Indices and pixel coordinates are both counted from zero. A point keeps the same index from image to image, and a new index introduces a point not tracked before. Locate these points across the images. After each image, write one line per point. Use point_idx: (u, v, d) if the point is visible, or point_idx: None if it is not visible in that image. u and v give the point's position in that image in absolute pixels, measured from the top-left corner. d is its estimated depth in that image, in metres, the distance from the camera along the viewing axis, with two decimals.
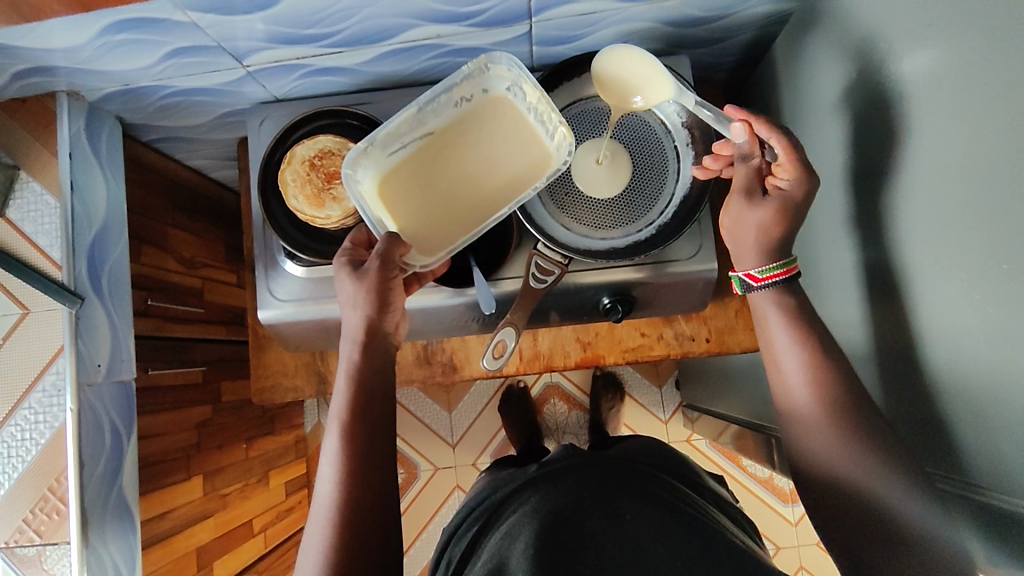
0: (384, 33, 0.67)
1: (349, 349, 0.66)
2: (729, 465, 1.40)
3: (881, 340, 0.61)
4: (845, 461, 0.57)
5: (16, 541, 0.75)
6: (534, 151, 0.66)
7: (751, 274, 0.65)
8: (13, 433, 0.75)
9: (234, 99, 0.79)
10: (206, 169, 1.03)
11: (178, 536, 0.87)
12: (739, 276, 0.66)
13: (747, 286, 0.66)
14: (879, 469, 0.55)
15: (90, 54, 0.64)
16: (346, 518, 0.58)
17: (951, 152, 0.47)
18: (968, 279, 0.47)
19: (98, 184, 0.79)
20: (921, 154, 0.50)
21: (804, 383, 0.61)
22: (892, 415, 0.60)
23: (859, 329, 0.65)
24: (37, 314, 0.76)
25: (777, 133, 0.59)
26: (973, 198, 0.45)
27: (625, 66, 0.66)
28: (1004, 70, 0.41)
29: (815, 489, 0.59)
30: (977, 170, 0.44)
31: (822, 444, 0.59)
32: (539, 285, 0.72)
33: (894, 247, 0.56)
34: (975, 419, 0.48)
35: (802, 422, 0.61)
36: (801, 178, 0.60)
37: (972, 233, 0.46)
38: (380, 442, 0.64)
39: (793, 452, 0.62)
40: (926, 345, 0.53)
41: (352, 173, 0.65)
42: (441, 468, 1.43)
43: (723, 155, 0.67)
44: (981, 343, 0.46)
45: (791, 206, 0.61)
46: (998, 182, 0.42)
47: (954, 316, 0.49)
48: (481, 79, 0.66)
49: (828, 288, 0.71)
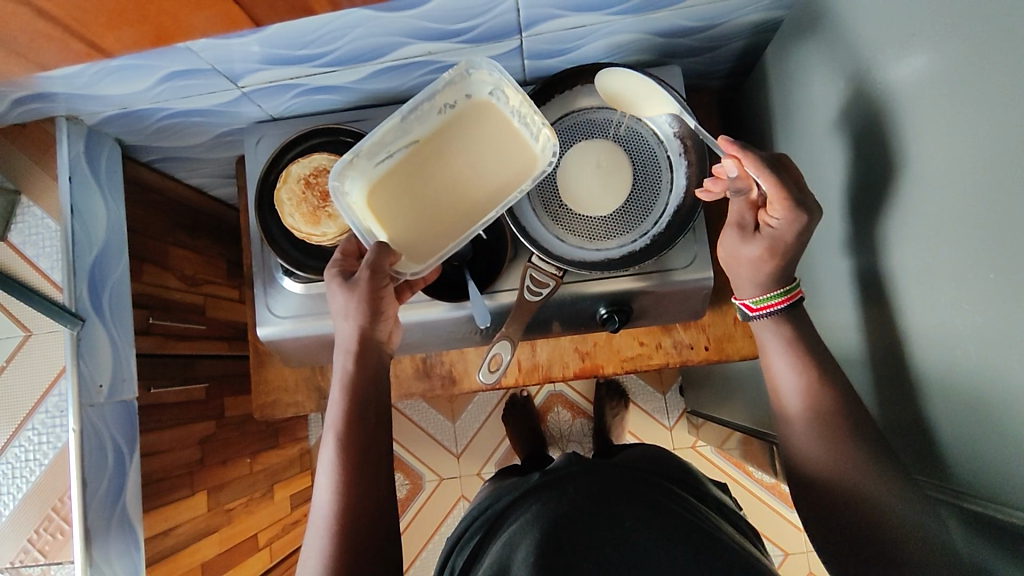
0: (375, 51, 0.68)
1: (343, 360, 0.66)
2: (735, 472, 1.39)
3: (876, 348, 0.60)
4: (840, 465, 0.57)
5: (21, 561, 0.75)
6: (519, 154, 0.67)
7: (746, 303, 0.66)
8: (17, 453, 0.76)
9: (232, 118, 0.80)
10: (206, 188, 1.04)
11: (183, 552, 0.87)
12: (737, 305, 0.67)
13: (745, 314, 0.67)
14: (872, 472, 0.55)
15: (87, 80, 0.66)
16: (345, 528, 0.59)
17: (937, 158, 0.47)
18: (956, 286, 0.46)
19: (98, 208, 0.81)
20: (910, 161, 0.51)
21: (802, 389, 0.61)
22: (889, 422, 0.60)
23: (853, 336, 0.65)
24: (39, 336, 0.77)
25: (765, 174, 0.57)
26: (959, 204, 0.45)
27: (622, 86, 0.68)
28: (984, 77, 0.41)
29: (811, 493, 0.59)
30: (958, 176, 0.44)
31: (818, 448, 0.59)
32: (533, 297, 0.73)
33: (886, 253, 0.56)
34: (965, 425, 0.48)
35: (799, 428, 0.61)
36: (791, 217, 0.58)
37: (959, 240, 0.45)
38: (377, 450, 0.64)
39: (789, 457, 0.62)
40: (919, 352, 0.53)
41: (339, 184, 0.66)
42: (446, 478, 1.43)
43: (722, 179, 0.64)
44: (968, 349, 0.46)
45: (780, 244, 0.60)
46: (982, 187, 0.42)
47: (944, 322, 0.49)
48: (463, 85, 0.67)
49: (823, 296, 0.71)
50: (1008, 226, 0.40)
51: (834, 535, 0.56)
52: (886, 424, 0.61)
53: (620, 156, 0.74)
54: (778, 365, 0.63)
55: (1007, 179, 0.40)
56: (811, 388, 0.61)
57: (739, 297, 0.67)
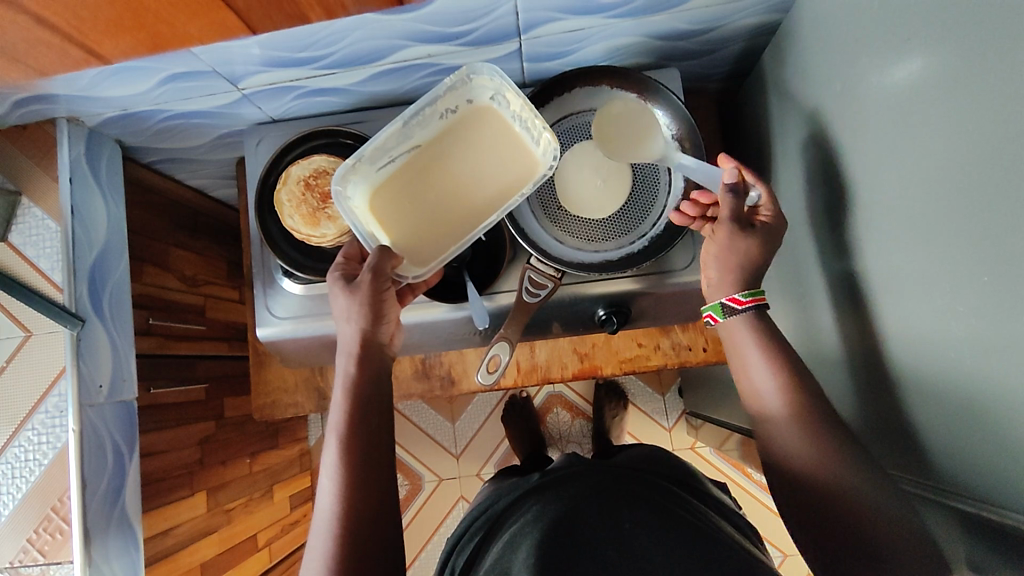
0: (374, 54, 0.68)
1: (345, 362, 0.67)
2: (733, 473, 1.40)
3: (859, 351, 0.61)
4: (813, 460, 0.56)
5: (20, 561, 0.76)
6: (520, 157, 0.68)
7: (735, 297, 0.64)
8: (17, 454, 0.76)
9: (232, 120, 0.81)
10: (207, 189, 1.05)
11: (182, 552, 0.87)
12: (722, 301, 0.65)
13: (728, 311, 0.65)
14: (853, 471, 0.54)
15: (87, 82, 0.66)
16: (348, 529, 0.59)
17: (919, 163, 0.47)
18: (940, 293, 0.47)
19: (99, 209, 0.81)
20: (893, 166, 0.51)
21: (784, 386, 0.60)
22: (875, 425, 0.60)
23: (839, 339, 0.65)
24: (40, 336, 0.77)
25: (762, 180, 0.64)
26: (942, 211, 0.45)
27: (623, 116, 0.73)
28: (964, 85, 0.41)
29: (790, 493, 0.58)
30: (944, 179, 0.44)
31: (791, 441, 0.58)
32: (533, 299, 0.73)
33: (871, 257, 0.56)
34: (949, 429, 0.48)
35: (775, 423, 0.60)
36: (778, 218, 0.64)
37: (942, 246, 0.46)
38: (380, 451, 0.64)
39: (766, 454, 0.61)
40: (903, 357, 0.53)
41: (342, 189, 0.66)
42: (445, 478, 1.44)
43: (700, 203, 0.69)
44: (953, 354, 0.46)
45: None
46: (961, 193, 0.43)
47: (928, 327, 0.49)
48: (464, 90, 0.67)
49: (808, 299, 0.71)
50: (990, 232, 0.41)
51: (818, 533, 0.55)
52: (871, 428, 0.61)
53: (602, 158, 0.74)
54: (753, 360, 0.63)
55: (987, 185, 0.40)
56: (790, 384, 0.60)
57: (720, 298, 0.66)
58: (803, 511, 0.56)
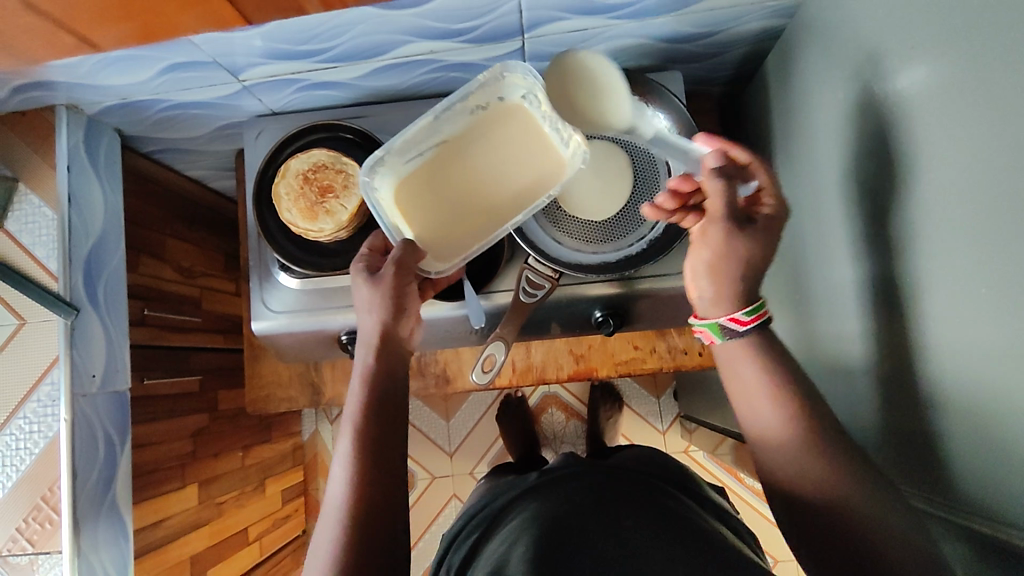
0: (377, 49, 0.68)
1: (364, 352, 0.65)
2: (728, 478, 1.40)
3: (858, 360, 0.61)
4: (795, 466, 0.55)
5: (9, 550, 0.75)
6: (548, 159, 0.67)
7: (736, 317, 0.60)
8: (8, 441, 0.76)
9: (232, 112, 0.80)
10: (206, 180, 1.04)
11: (172, 544, 0.87)
12: (724, 321, 0.61)
13: (730, 331, 0.61)
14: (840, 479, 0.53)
15: (87, 70, 0.65)
16: (358, 519, 0.57)
17: (929, 175, 0.48)
18: (948, 303, 0.47)
19: (96, 197, 0.81)
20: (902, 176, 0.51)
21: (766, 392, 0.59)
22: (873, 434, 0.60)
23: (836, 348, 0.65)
24: (34, 323, 0.76)
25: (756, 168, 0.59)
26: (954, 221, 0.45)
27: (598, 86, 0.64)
28: (976, 99, 0.42)
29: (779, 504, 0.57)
30: (954, 191, 0.46)
31: (778, 451, 0.57)
32: (528, 299, 0.73)
33: (881, 265, 0.56)
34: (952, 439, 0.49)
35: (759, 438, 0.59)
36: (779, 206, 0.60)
37: (953, 255, 0.46)
38: (394, 443, 0.63)
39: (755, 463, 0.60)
40: (914, 365, 0.53)
41: (371, 180, 0.67)
42: (439, 476, 1.44)
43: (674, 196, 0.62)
44: (965, 363, 0.46)
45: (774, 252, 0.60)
46: (971, 206, 0.44)
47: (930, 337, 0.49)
48: (496, 87, 0.67)
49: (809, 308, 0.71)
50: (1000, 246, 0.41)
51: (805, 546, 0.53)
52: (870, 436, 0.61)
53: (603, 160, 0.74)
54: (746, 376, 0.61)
55: (995, 201, 0.42)
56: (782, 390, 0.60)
57: (718, 317, 0.62)
58: (792, 522, 0.55)
